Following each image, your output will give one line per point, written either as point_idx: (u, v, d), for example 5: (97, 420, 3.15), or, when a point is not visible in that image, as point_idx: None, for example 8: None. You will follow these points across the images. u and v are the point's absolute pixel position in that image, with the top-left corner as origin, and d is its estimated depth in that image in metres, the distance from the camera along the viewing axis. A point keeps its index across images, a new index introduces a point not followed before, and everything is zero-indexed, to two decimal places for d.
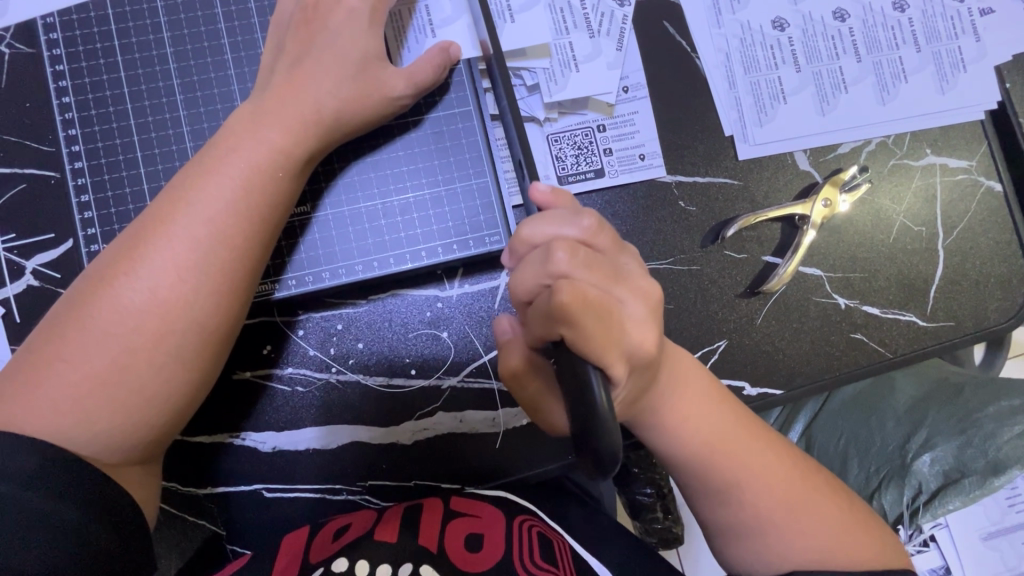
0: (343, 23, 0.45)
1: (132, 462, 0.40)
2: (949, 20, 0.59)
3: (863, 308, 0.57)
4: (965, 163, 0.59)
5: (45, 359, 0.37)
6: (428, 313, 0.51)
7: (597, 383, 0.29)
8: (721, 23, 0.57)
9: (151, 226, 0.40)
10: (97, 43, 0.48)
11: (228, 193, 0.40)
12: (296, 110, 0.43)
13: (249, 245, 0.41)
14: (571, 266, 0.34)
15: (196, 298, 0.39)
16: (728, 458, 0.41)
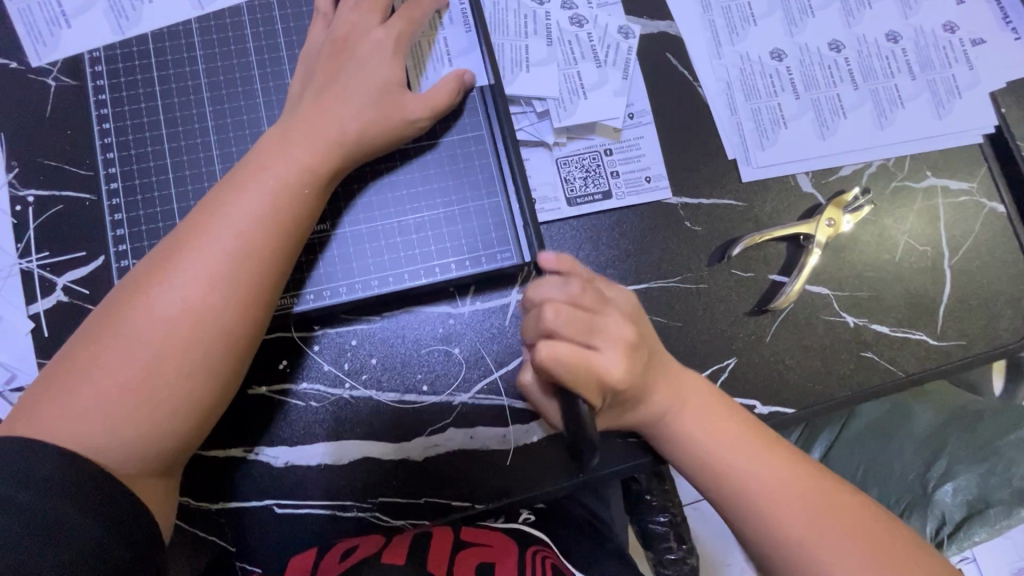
0: (367, 53, 0.48)
1: (156, 473, 0.40)
2: (942, 50, 0.62)
3: (872, 326, 0.57)
4: (966, 185, 0.60)
5: (79, 368, 0.39)
6: (441, 330, 0.53)
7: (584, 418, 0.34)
8: (721, 55, 0.60)
9: (184, 240, 0.42)
10: (137, 75, 0.51)
11: (258, 208, 0.42)
12: (321, 131, 0.45)
13: (276, 259, 0.43)
14: (554, 325, 0.36)
15: (223, 309, 0.41)
16: (749, 466, 0.42)
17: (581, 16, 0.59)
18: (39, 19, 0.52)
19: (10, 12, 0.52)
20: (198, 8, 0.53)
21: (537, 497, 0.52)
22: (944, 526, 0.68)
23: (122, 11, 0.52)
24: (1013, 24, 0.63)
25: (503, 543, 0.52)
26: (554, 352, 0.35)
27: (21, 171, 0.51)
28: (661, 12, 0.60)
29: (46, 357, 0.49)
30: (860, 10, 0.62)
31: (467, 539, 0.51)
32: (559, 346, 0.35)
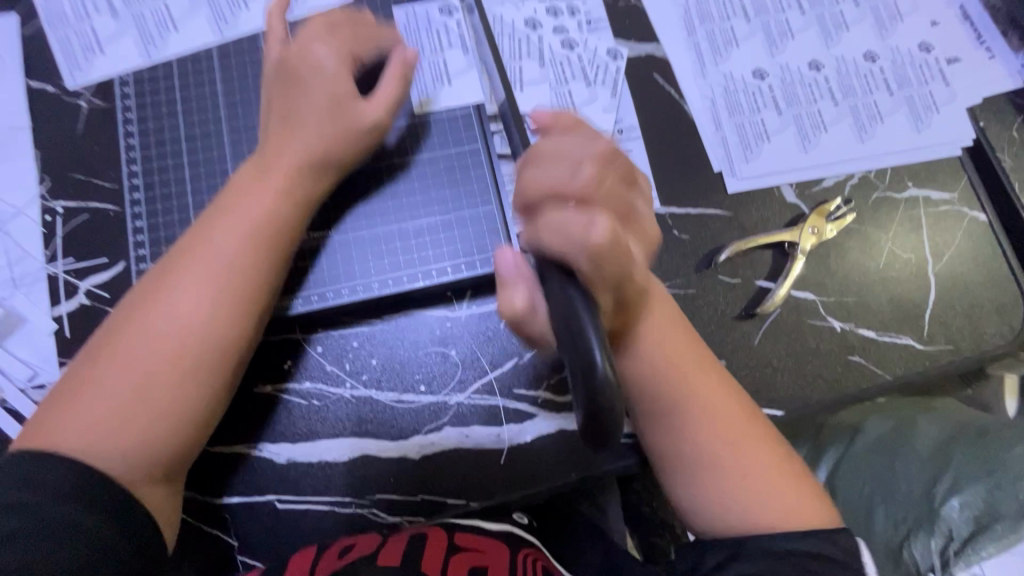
0: (322, 74, 0.50)
1: (155, 480, 0.42)
2: (918, 68, 0.65)
3: (858, 331, 0.58)
4: (948, 195, 0.62)
5: (80, 388, 0.42)
6: (438, 332, 0.55)
7: (601, 348, 0.29)
8: (706, 74, 0.63)
9: (173, 264, 0.45)
10: (162, 96, 0.56)
11: (241, 228, 0.46)
12: (298, 156, 0.49)
13: (263, 276, 0.46)
14: (593, 184, 0.39)
15: (215, 322, 0.44)
16: (693, 381, 0.48)
17: (572, 40, 0.63)
18: (76, 46, 0.57)
19: (50, 40, 0.57)
20: (218, 35, 0.58)
21: (530, 496, 0.53)
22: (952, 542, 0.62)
23: (150, 39, 0.57)
24: (987, 43, 0.66)
25: (494, 547, 0.50)
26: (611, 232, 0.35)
27: (52, 184, 0.55)
28: (648, 36, 0.64)
29: (66, 356, 0.52)
30: (838, 32, 0.66)
31: (458, 545, 0.49)
32: (617, 232, 0.35)
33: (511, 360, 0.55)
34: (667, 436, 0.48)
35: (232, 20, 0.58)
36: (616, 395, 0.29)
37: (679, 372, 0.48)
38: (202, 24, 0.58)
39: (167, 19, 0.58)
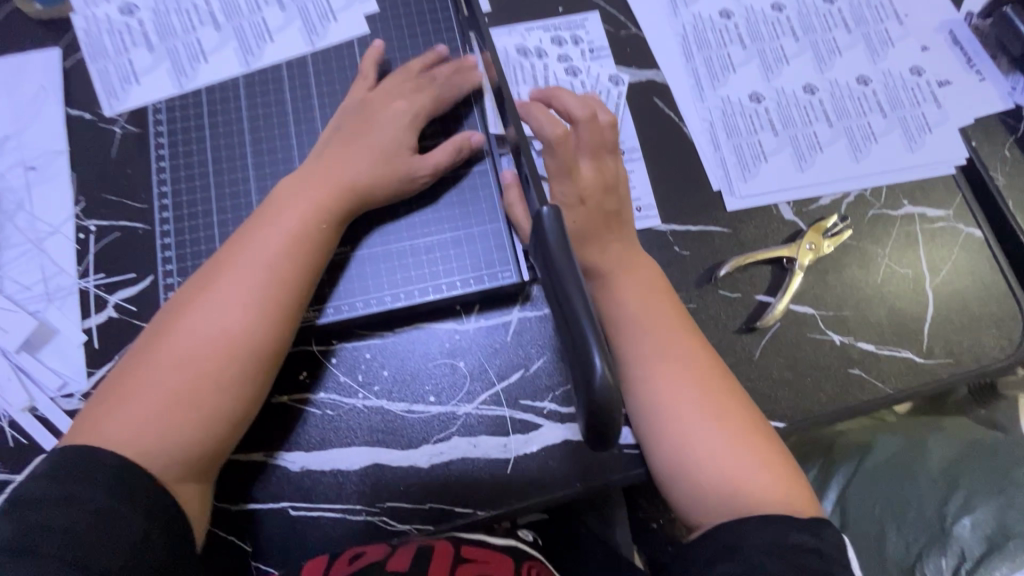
0: (389, 114, 0.56)
1: (194, 476, 0.45)
2: (910, 91, 0.67)
3: (858, 344, 0.60)
4: (943, 212, 0.64)
5: (126, 388, 0.44)
6: (447, 344, 0.57)
7: (603, 364, 0.30)
8: (704, 98, 0.66)
9: (218, 269, 0.48)
10: (192, 122, 0.60)
11: (282, 240, 0.49)
12: (338, 176, 0.52)
13: (300, 288, 0.49)
14: (580, 119, 0.57)
15: (255, 331, 0.46)
16: (667, 340, 0.54)
17: (575, 67, 0.66)
18: (114, 77, 0.61)
19: (90, 72, 0.62)
20: (245, 65, 0.62)
21: (536, 505, 0.54)
22: (965, 561, 0.67)
23: (182, 69, 0.61)
24: (977, 67, 0.69)
25: (500, 560, 0.53)
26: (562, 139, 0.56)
27: (87, 204, 0.59)
28: (648, 63, 0.67)
29: (94, 366, 0.55)
30: (831, 57, 0.68)
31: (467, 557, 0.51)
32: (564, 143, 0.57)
33: (518, 371, 0.57)
34: (641, 391, 0.53)
35: (256, 51, 0.62)
36: (615, 405, 0.31)
37: (651, 330, 0.54)
38: (229, 55, 0.62)
39: (197, 51, 0.62)
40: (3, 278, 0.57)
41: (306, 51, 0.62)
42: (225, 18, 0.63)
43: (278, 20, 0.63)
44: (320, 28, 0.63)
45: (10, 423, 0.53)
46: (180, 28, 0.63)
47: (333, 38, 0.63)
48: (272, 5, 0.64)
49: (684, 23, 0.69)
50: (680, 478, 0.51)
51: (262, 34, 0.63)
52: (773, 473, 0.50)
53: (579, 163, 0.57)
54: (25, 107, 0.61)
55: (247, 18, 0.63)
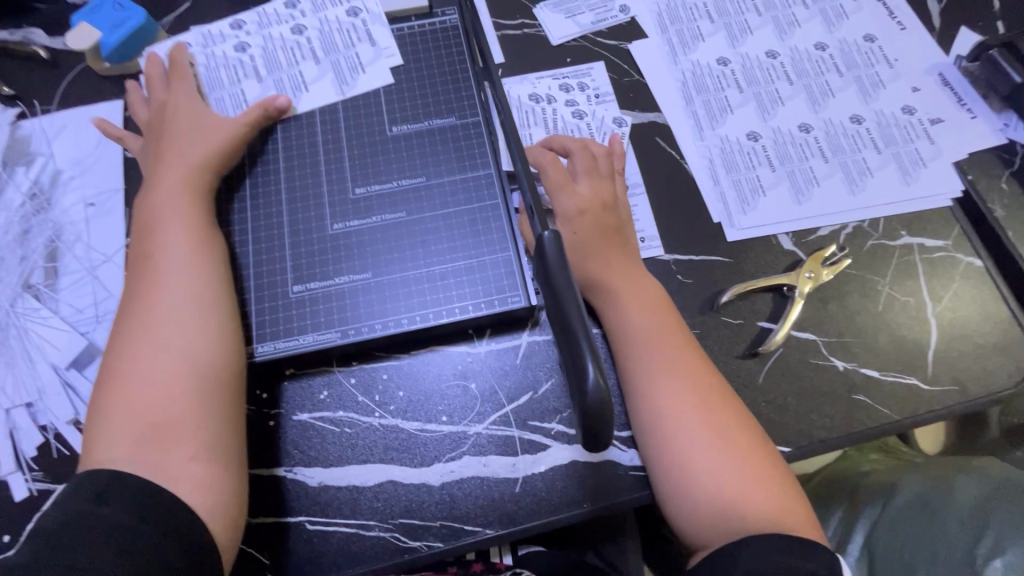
0: (181, 102, 0.64)
1: (186, 456, 0.49)
2: (904, 128, 0.71)
3: (861, 370, 0.61)
4: (942, 242, 0.66)
5: (100, 414, 0.50)
6: (460, 366, 0.60)
7: (595, 372, 0.35)
8: (704, 138, 0.70)
9: (135, 290, 0.55)
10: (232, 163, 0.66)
11: (176, 228, 0.57)
12: (185, 160, 0.60)
13: (202, 261, 0.56)
14: (575, 149, 0.64)
15: (182, 310, 0.53)
16: (669, 356, 0.56)
17: (581, 111, 0.71)
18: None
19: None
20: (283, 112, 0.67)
21: (545, 525, 0.55)
22: None
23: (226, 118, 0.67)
24: (968, 105, 0.72)
25: None
26: (553, 160, 0.63)
27: None
28: (650, 106, 0.72)
29: None
30: (824, 98, 0.73)
31: None
32: (555, 164, 0.63)
33: (527, 393, 0.59)
34: (645, 406, 0.56)
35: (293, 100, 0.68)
36: (608, 410, 0.35)
37: (661, 347, 0.57)
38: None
39: (240, 100, 0.68)
40: (59, 301, 0.62)
41: (339, 99, 0.68)
42: (267, 71, 0.69)
43: (313, 73, 0.69)
44: (350, 79, 0.69)
45: (56, 435, 0.57)
46: (226, 80, 0.68)
47: (362, 86, 0.69)
48: (307, 59, 0.70)
49: (683, 70, 0.74)
50: (680, 500, 0.53)
51: (298, 85, 0.68)
52: (771, 500, 0.52)
53: (576, 181, 0.63)
54: (89, 150, 0.69)
55: (286, 71, 0.69)
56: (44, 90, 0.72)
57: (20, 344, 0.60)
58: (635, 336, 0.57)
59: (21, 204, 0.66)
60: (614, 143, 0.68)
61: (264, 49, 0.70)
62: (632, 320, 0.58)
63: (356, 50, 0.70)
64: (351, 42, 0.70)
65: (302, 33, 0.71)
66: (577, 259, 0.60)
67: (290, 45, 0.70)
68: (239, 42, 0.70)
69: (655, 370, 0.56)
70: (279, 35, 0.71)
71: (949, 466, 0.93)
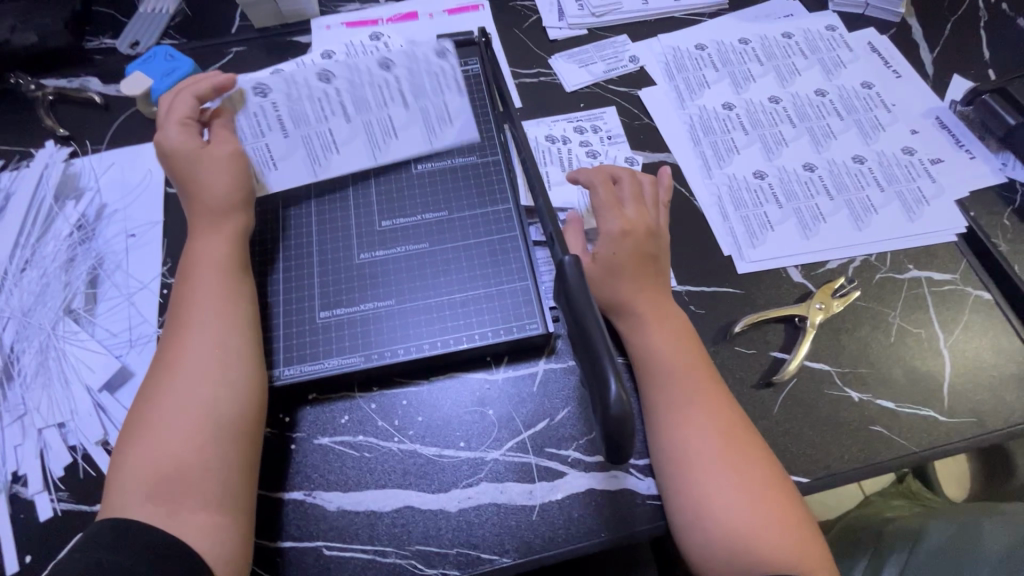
0: (200, 144, 0.64)
1: (197, 506, 0.50)
2: (905, 168, 0.74)
3: (877, 401, 0.61)
4: (950, 276, 0.67)
5: (122, 459, 0.52)
6: (478, 392, 0.61)
7: (617, 392, 0.37)
8: (712, 176, 0.74)
9: (166, 339, 0.57)
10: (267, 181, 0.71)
11: (205, 279, 0.59)
12: (214, 206, 0.62)
13: (230, 313, 0.57)
14: (625, 177, 0.66)
15: (208, 363, 0.55)
16: (690, 387, 0.57)
17: (595, 150, 0.75)
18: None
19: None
20: (373, 159, 0.70)
21: (561, 555, 0.55)
22: None
23: (317, 158, 0.69)
24: (966, 146, 0.75)
25: None
26: (604, 182, 0.66)
27: (173, 265, 0.69)
28: (660, 147, 0.76)
29: None
30: (826, 139, 0.76)
31: None
32: (601, 186, 0.65)
33: (544, 420, 0.60)
34: (665, 435, 0.56)
35: (383, 146, 0.71)
36: (629, 425, 0.38)
37: (683, 375, 0.58)
38: (359, 147, 0.70)
39: (330, 141, 0.70)
40: (96, 326, 0.65)
41: (404, 111, 0.72)
42: (354, 110, 0.71)
43: (402, 117, 0.71)
44: (438, 129, 0.72)
45: (84, 455, 0.59)
46: (315, 116, 0.70)
47: (450, 138, 0.72)
48: (396, 102, 0.72)
49: (691, 114, 0.79)
50: (695, 531, 0.53)
51: (387, 130, 0.71)
52: (786, 535, 0.52)
53: (622, 205, 0.64)
54: (133, 185, 0.74)
55: (375, 114, 0.71)
56: (96, 131, 0.78)
57: (57, 366, 0.63)
58: (659, 364, 0.59)
59: (69, 234, 0.70)
60: (663, 174, 0.69)
61: (354, 87, 0.72)
62: (655, 349, 0.59)
63: (444, 100, 0.73)
64: (440, 92, 0.73)
65: (391, 71, 0.73)
66: (611, 281, 0.61)
67: (378, 80, 0.72)
68: (276, 69, 0.76)
69: (676, 400, 0.57)
70: (368, 69, 0.73)
71: (978, 510, 0.90)
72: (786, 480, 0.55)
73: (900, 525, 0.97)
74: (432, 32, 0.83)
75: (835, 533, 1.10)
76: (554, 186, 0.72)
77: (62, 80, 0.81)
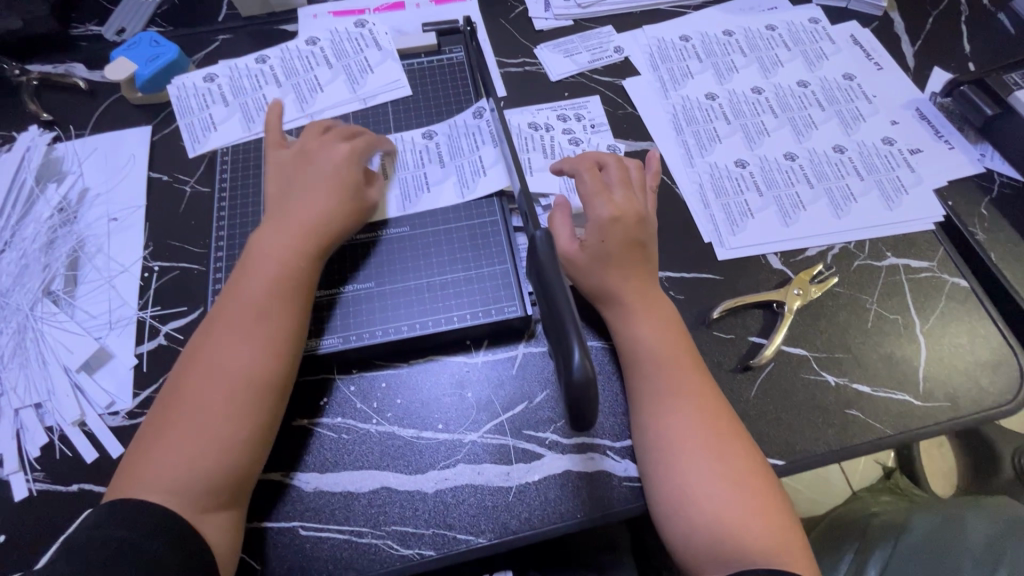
0: (324, 164, 0.62)
1: (218, 506, 0.50)
2: (885, 157, 0.74)
3: (853, 385, 0.61)
4: (927, 263, 0.68)
5: (155, 444, 0.51)
6: (456, 375, 0.62)
7: (581, 360, 0.38)
8: (694, 165, 0.74)
9: (216, 332, 0.54)
10: (251, 162, 0.72)
11: (272, 284, 0.56)
12: (307, 219, 0.59)
13: (292, 334, 0.55)
14: (610, 162, 0.65)
15: (259, 376, 0.53)
16: (682, 380, 0.57)
17: (578, 138, 0.76)
18: (197, 127, 0.74)
19: (179, 127, 0.75)
20: (402, 210, 0.68)
21: (539, 535, 0.55)
22: None
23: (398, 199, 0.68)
24: (945, 137, 0.76)
25: None
26: (589, 168, 0.65)
27: (155, 249, 0.69)
28: (643, 136, 0.77)
29: (140, 387, 0.61)
30: (808, 130, 0.77)
31: None
32: (586, 172, 0.64)
33: (522, 403, 0.60)
34: (649, 425, 0.56)
35: (413, 199, 0.68)
36: (593, 392, 0.39)
37: (670, 364, 0.58)
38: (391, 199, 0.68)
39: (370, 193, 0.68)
40: (76, 308, 0.65)
41: (360, 107, 0.75)
42: (393, 168, 0.70)
43: (437, 175, 0.70)
44: (471, 181, 0.69)
45: (60, 436, 0.59)
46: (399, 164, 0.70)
47: (482, 190, 0.68)
48: (433, 162, 0.71)
49: (674, 104, 0.79)
50: (677, 519, 0.53)
51: (421, 186, 0.69)
52: (771, 527, 0.52)
53: (611, 190, 0.63)
54: (116, 169, 0.74)
55: (411, 171, 0.70)
56: (79, 116, 0.78)
57: (35, 347, 0.63)
58: (646, 353, 0.58)
59: (49, 217, 0.70)
60: (652, 158, 0.69)
61: (395, 149, 0.72)
62: (647, 341, 0.59)
63: (479, 153, 0.70)
64: (475, 145, 0.71)
65: (431, 137, 0.72)
66: (598, 268, 0.61)
67: (418, 148, 0.72)
68: (259, 55, 0.79)
69: (674, 395, 0.56)
70: (408, 137, 0.72)
71: (962, 503, 0.91)
72: (769, 470, 0.56)
73: (885, 519, 0.98)
74: (418, 20, 0.83)
75: (822, 529, 1.10)
76: (537, 173, 0.73)
77: (46, 66, 0.81)
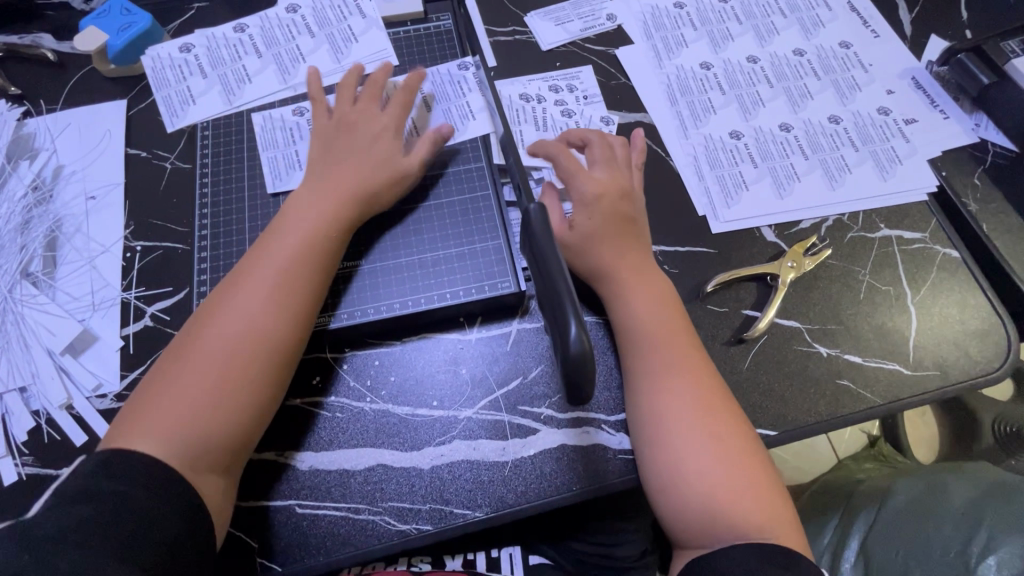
0: (365, 137, 0.63)
1: (212, 467, 0.50)
2: (880, 128, 0.74)
3: (845, 356, 0.62)
4: (920, 235, 0.68)
5: (155, 395, 0.50)
6: (450, 351, 0.61)
7: (580, 335, 0.38)
8: (689, 137, 0.73)
9: (230, 286, 0.54)
10: (232, 136, 0.69)
11: (291, 244, 0.56)
12: (345, 187, 0.59)
13: (302, 297, 0.55)
14: (588, 141, 0.65)
15: (269, 339, 0.52)
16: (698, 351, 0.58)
17: (570, 110, 0.74)
18: (175, 100, 0.72)
19: (156, 100, 0.72)
20: None
21: (536, 507, 0.55)
22: None
23: None
24: (940, 106, 0.75)
25: None
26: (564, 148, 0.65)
27: (136, 227, 0.66)
28: (636, 107, 0.75)
29: (128, 369, 0.60)
30: (803, 100, 0.76)
31: None
32: (562, 152, 0.64)
33: (516, 378, 0.60)
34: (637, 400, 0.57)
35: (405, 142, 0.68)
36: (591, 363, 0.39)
37: (659, 338, 0.58)
38: None
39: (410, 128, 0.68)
40: (57, 290, 0.64)
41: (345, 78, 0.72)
42: None
43: (424, 119, 0.69)
44: (460, 124, 0.69)
45: (48, 419, 0.58)
46: None
47: (471, 132, 0.68)
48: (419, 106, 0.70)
49: (668, 74, 0.77)
50: (672, 494, 0.54)
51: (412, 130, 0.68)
52: (761, 501, 0.53)
53: (593, 167, 0.63)
54: (92, 146, 0.71)
55: None
56: (49, 91, 0.74)
57: (16, 329, 0.61)
58: (633, 331, 0.58)
59: (24, 196, 0.68)
60: (634, 138, 0.69)
61: None
62: (637, 317, 0.59)
63: (466, 100, 0.70)
64: (461, 92, 0.70)
65: None
66: (592, 246, 0.60)
67: None
68: (237, 23, 0.75)
69: (694, 362, 0.57)
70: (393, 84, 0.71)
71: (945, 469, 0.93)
72: (760, 446, 0.56)
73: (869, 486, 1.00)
74: None
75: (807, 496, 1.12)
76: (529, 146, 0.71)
77: (12, 37, 0.77)
